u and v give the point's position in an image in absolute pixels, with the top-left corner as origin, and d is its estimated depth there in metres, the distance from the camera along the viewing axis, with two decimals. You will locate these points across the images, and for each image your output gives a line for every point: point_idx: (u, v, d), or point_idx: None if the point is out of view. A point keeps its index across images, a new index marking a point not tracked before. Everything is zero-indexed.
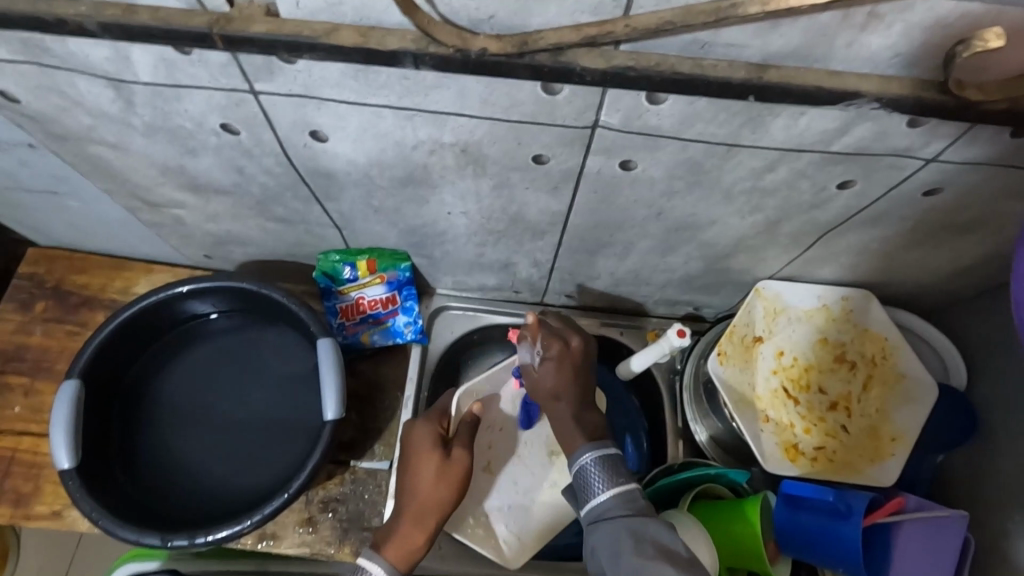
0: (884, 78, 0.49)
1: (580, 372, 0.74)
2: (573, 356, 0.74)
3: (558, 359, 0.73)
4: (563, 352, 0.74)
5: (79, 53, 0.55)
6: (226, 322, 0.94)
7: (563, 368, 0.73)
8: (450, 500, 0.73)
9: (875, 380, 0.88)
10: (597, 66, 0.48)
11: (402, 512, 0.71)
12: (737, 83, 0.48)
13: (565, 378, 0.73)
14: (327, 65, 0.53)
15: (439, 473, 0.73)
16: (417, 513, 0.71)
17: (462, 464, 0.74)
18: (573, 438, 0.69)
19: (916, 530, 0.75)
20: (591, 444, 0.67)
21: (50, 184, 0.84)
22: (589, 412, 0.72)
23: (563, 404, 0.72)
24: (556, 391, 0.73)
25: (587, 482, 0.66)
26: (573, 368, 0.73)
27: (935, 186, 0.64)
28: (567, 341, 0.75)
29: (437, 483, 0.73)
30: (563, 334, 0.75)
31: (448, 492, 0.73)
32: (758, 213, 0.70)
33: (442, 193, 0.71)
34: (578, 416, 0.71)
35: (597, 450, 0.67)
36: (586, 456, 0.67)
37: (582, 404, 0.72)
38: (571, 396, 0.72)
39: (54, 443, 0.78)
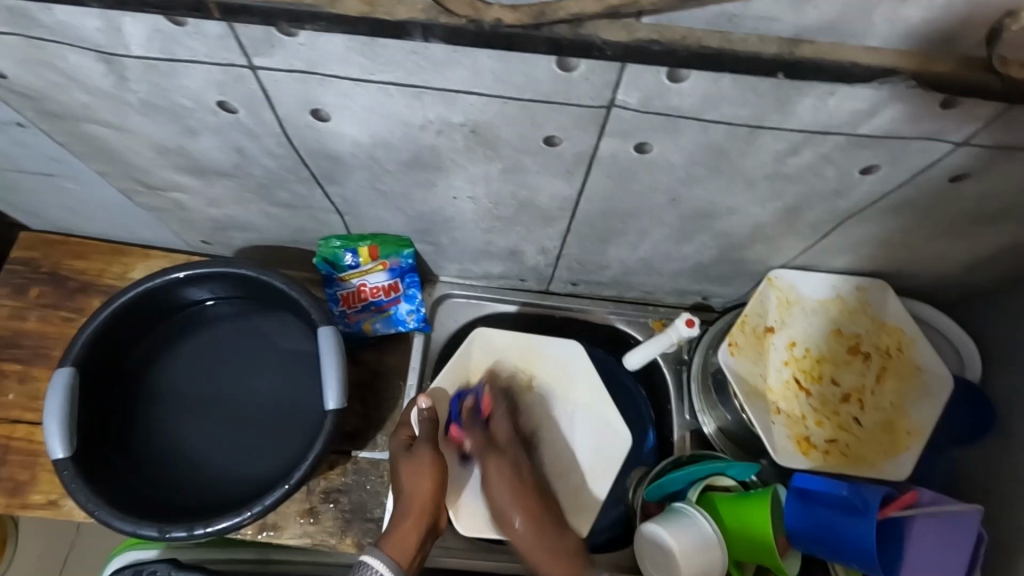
0: (922, 56, 0.47)
1: (519, 485, 0.78)
2: (504, 466, 0.79)
3: (496, 474, 0.78)
4: (488, 457, 0.80)
5: (70, 24, 0.52)
6: (225, 309, 0.91)
7: (498, 474, 0.78)
8: (435, 493, 0.76)
9: (890, 371, 0.86)
10: (620, 39, 0.46)
11: (397, 515, 0.75)
12: (768, 59, 0.46)
13: (498, 483, 0.78)
14: (331, 38, 0.50)
15: (410, 471, 0.77)
16: (408, 509, 0.75)
17: (427, 456, 0.78)
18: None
19: (931, 526, 0.73)
20: None
21: (43, 166, 0.81)
22: (566, 531, 0.78)
23: (519, 526, 0.77)
24: (497, 504, 0.78)
25: None
26: (511, 480, 0.78)
27: (963, 172, 0.61)
28: (503, 454, 0.80)
29: (418, 479, 0.77)
30: (500, 438, 0.82)
31: (432, 486, 0.76)
32: (776, 200, 0.67)
33: (449, 176, 0.68)
34: (562, 539, 0.76)
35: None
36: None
37: (559, 526, 0.78)
38: (522, 516, 0.77)
39: (48, 432, 0.76)
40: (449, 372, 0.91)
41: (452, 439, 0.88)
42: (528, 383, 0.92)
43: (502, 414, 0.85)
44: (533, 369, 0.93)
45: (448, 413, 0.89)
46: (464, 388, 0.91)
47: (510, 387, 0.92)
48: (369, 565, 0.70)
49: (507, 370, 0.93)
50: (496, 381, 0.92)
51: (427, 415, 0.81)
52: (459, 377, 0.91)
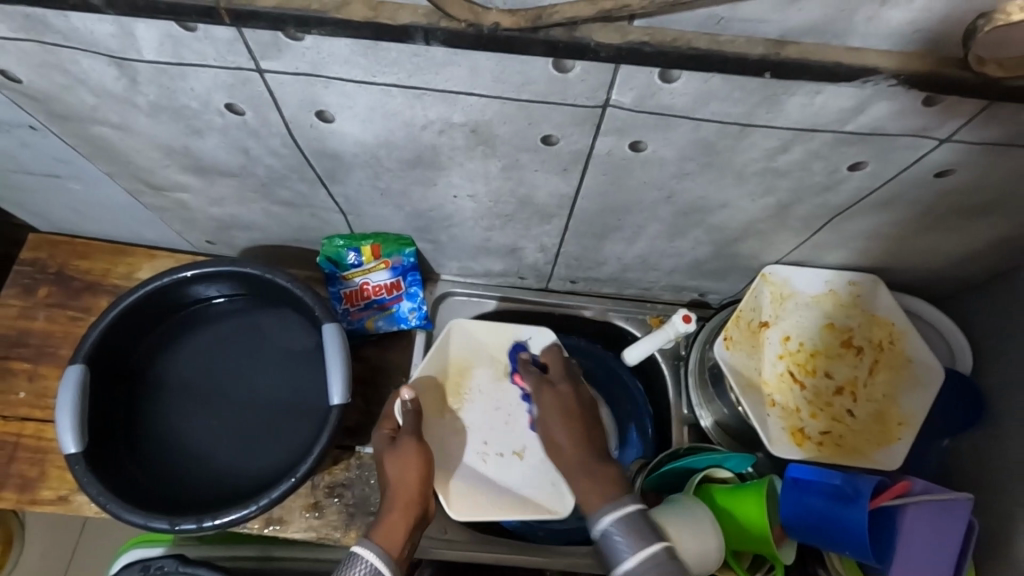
0: (904, 55, 0.49)
1: (567, 411, 0.82)
2: (559, 396, 0.84)
3: (547, 406, 0.84)
4: (541, 390, 0.85)
5: (83, 29, 0.54)
6: (230, 308, 0.93)
7: (548, 402, 0.84)
8: (422, 481, 0.77)
9: (882, 364, 0.88)
10: (613, 41, 0.47)
11: (387, 505, 0.76)
12: (755, 59, 0.48)
13: (550, 415, 0.83)
14: (336, 41, 0.52)
15: (397, 460, 0.78)
16: (396, 500, 0.76)
17: (412, 445, 0.79)
18: (593, 501, 0.74)
19: (925, 511, 0.75)
20: (608, 507, 0.72)
21: (52, 168, 0.83)
22: (606, 463, 0.77)
23: (566, 452, 0.80)
24: (547, 426, 0.83)
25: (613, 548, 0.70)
26: (560, 407, 0.83)
27: (948, 167, 0.63)
28: (557, 387, 0.85)
29: (405, 470, 0.77)
30: (555, 378, 0.87)
31: (419, 476, 0.77)
32: (769, 195, 0.69)
33: (449, 174, 0.70)
34: (598, 470, 0.76)
35: (615, 514, 0.71)
36: (605, 520, 0.71)
37: (602, 457, 0.78)
38: (568, 439, 0.80)
39: (60, 427, 0.77)
40: (432, 362, 0.92)
41: (435, 427, 0.89)
42: (506, 371, 0.94)
43: (557, 358, 0.89)
44: (510, 357, 0.94)
45: (430, 402, 0.90)
46: (444, 379, 0.92)
47: (489, 375, 0.93)
48: (361, 555, 0.71)
49: (483, 360, 0.94)
50: (475, 370, 0.93)
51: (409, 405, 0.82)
52: (439, 367, 0.93)
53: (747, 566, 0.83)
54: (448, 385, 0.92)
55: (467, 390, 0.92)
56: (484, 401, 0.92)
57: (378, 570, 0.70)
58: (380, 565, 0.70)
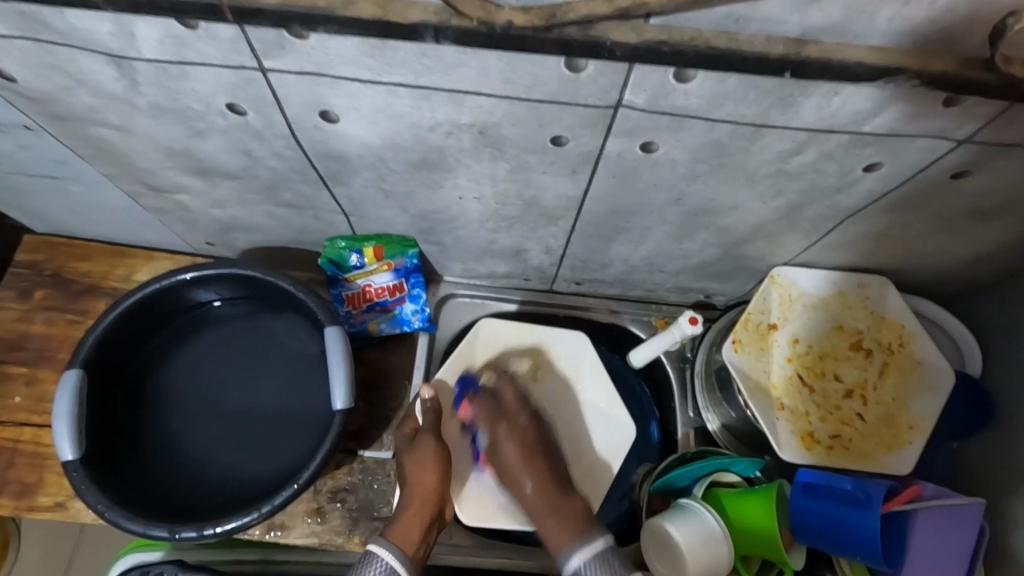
0: (926, 55, 0.47)
1: (524, 446, 0.79)
2: (518, 432, 0.80)
3: (507, 438, 0.80)
4: (497, 424, 0.81)
5: (81, 28, 0.52)
6: (231, 311, 0.92)
7: (510, 435, 0.80)
8: (437, 481, 0.78)
9: (891, 367, 0.87)
10: (629, 41, 0.46)
11: (401, 506, 0.76)
12: (774, 59, 0.47)
13: (509, 449, 0.79)
14: (342, 41, 0.50)
15: (416, 460, 0.79)
16: (415, 499, 0.76)
17: (430, 445, 0.79)
18: (560, 542, 0.71)
19: (935, 515, 0.74)
20: (578, 545, 0.70)
21: (49, 169, 0.81)
22: (570, 500, 0.76)
23: (530, 491, 0.77)
24: (507, 460, 0.79)
25: None
26: (521, 441, 0.79)
27: (965, 168, 0.62)
28: (514, 420, 0.81)
29: (422, 469, 0.78)
30: (512, 410, 0.83)
31: (436, 476, 0.78)
32: (780, 198, 0.68)
33: (455, 176, 0.69)
34: (564, 507, 0.75)
35: (586, 552, 0.69)
36: (574, 561, 0.69)
37: (563, 495, 0.76)
38: (529, 478, 0.77)
39: (57, 434, 0.76)
40: (453, 365, 0.91)
41: (455, 429, 0.88)
42: (533, 374, 0.92)
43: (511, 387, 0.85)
44: (539, 359, 0.93)
45: (452, 403, 0.89)
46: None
47: (514, 378, 0.92)
48: (376, 554, 0.69)
49: (509, 362, 0.93)
50: (501, 372, 0.92)
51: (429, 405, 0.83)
52: (464, 368, 0.91)
53: (756, 571, 0.82)
54: None
55: None
56: None
57: (396, 571, 0.69)
58: (396, 565, 0.69)
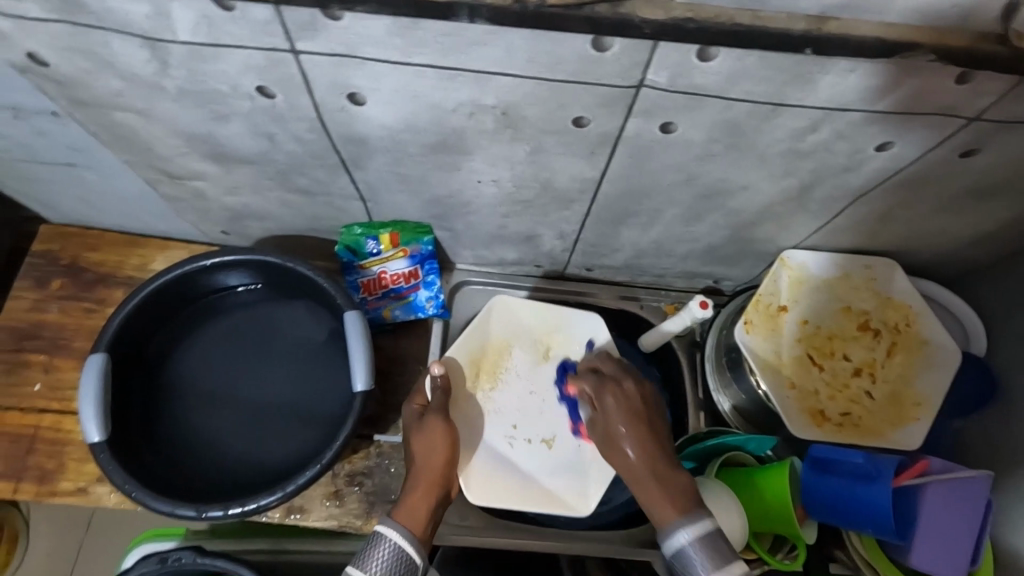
0: (939, 32, 0.50)
1: (631, 409, 0.75)
2: (620, 395, 0.76)
3: (608, 402, 0.76)
4: (603, 391, 0.78)
5: (119, 10, 0.54)
6: (252, 297, 0.93)
7: (609, 402, 0.76)
8: (445, 462, 0.77)
9: (899, 346, 0.89)
10: (655, 18, 0.48)
11: (409, 488, 0.75)
12: (795, 35, 0.49)
13: (611, 412, 0.75)
14: (374, 21, 0.52)
15: (423, 438, 0.78)
16: (424, 477, 0.76)
17: (438, 424, 0.79)
18: (665, 512, 0.66)
19: (943, 489, 0.76)
20: (684, 519, 0.65)
21: (69, 157, 0.82)
22: (678, 469, 0.70)
23: (631, 456, 0.71)
24: (610, 426, 0.74)
25: (686, 564, 0.63)
26: (627, 408, 0.75)
27: (972, 146, 0.64)
28: (621, 386, 0.78)
29: (428, 447, 0.78)
30: (617, 377, 0.80)
31: (444, 454, 0.77)
32: (793, 178, 0.70)
33: (474, 159, 0.71)
34: (670, 472, 0.69)
35: (693, 529, 0.64)
36: (682, 535, 0.64)
37: (673, 460, 0.71)
38: (632, 442, 0.72)
39: (83, 417, 0.77)
40: (467, 342, 0.92)
41: (463, 408, 0.90)
42: (545, 354, 0.95)
43: (608, 360, 0.84)
44: (552, 341, 0.95)
45: (462, 381, 0.91)
46: (479, 357, 0.93)
47: (526, 357, 0.94)
48: (384, 534, 0.69)
49: (522, 340, 0.95)
50: (514, 350, 0.94)
51: (438, 383, 0.84)
52: (478, 346, 0.93)
53: (770, 547, 0.84)
54: (483, 365, 0.93)
55: (505, 369, 0.93)
56: (519, 383, 0.93)
57: (405, 551, 0.69)
58: (404, 546, 0.69)
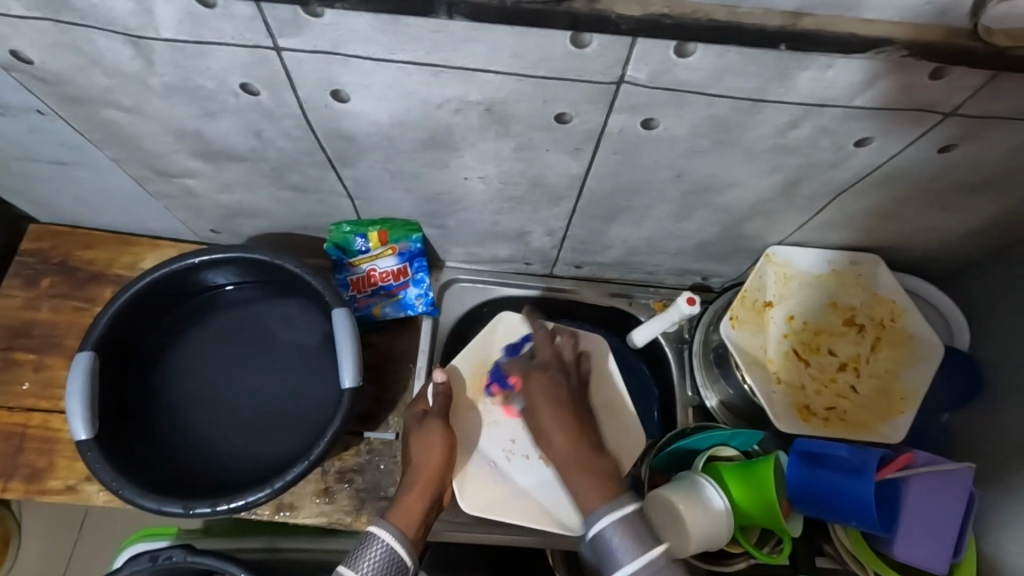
0: (915, 27, 0.50)
1: (558, 399, 0.80)
2: (546, 381, 0.81)
3: (540, 391, 0.81)
4: (531, 376, 0.83)
5: (101, 7, 0.54)
6: (242, 295, 0.93)
7: (541, 390, 0.81)
8: (442, 464, 0.78)
9: (884, 341, 0.90)
10: (634, 13, 0.49)
11: (404, 487, 0.76)
12: (772, 31, 0.49)
13: (542, 404, 0.79)
14: (356, 17, 0.52)
15: (425, 441, 0.80)
16: (420, 480, 0.77)
17: (438, 429, 0.81)
18: (589, 499, 0.71)
19: (925, 483, 0.77)
20: (607, 506, 0.69)
21: (57, 155, 0.82)
22: (602, 458, 0.75)
23: (558, 442, 0.77)
24: (536, 415, 0.80)
25: (607, 551, 0.67)
26: (553, 394, 0.80)
27: (952, 142, 0.65)
28: (549, 373, 0.83)
29: (428, 450, 0.79)
30: (545, 363, 0.85)
31: (442, 458, 0.79)
32: (777, 173, 0.71)
33: (461, 155, 0.71)
34: (596, 461, 0.74)
35: (610, 516, 0.68)
36: (602, 521, 0.68)
37: (595, 450, 0.76)
38: (560, 432, 0.77)
39: (71, 414, 0.77)
40: (471, 354, 0.93)
41: (464, 417, 0.90)
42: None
43: (539, 340, 0.88)
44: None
45: (466, 391, 0.92)
46: (483, 370, 0.93)
47: None
48: (376, 535, 0.70)
49: None
50: None
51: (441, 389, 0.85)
52: (481, 358, 0.94)
53: (755, 541, 0.85)
54: (485, 377, 0.93)
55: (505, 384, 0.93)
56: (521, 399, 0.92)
57: (397, 553, 0.69)
58: (397, 547, 0.69)
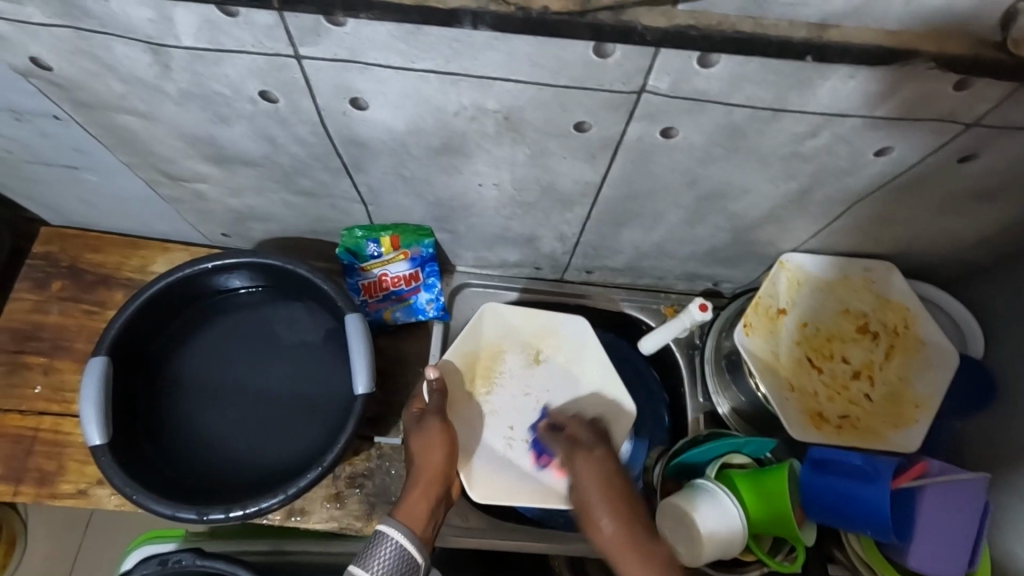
0: (939, 38, 0.50)
1: (607, 477, 0.76)
2: (595, 462, 0.79)
3: (586, 471, 0.78)
4: (578, 458, 0.80)
5: (121, 14, 0.54)
6: (252, 299, 0.93)
7: (587, 470, 0.78)
8: (444, 463, 0.78)
9: (897, 348, 0.90)
10: (658, 24, 0.49)
11: (407, 487, 0.76)
12: (797, 42, 0.49)
13: (590, 483, 0.76)
14: (378, 26, 0.52)
15: (425, 440, 0.80)
16: (424, 480, 0.76)
17: (437, 428, 0.80)
18: None
19: (939, 492, 0.77)
20: None
21: (70, 159, 0.82)
22: (655, 541, 0.71)
23: (608, 526, 0.72)
24: (586, 497, 0.76)
25: None
26: (602, 477, 0.76)
27: (970, 151, 0.65)
28: (593, 453, 0.80)
29: (429, 448, 0.79)
30: (589, 444, 0.82)
31: (443, 455, 0.79)
32: (793, 181, 0.70)
33: (476, 162, 0.71)
34: (647, 542, 0.70)
35: None
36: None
37: (648, 532, 0.71)
38: (609, 513, 0.73)
39: (85, 419, 0.77)
40: (462, 348, 0.93)
41: (458, 409, 0.90)
42: (536, 358, 0.95)
43: (579, 423, 0.87)
44: (542, 344, 0.96)
45: (458, 384, 0.92)
46: (474, 362, 0.94)
47: (518, 360, 0.95)
48: (386, 534, 0.69)
49: (514, 344, 0.95)
50: (506, 353, 0.95)
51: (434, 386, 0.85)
52: (471, 352, 0.94)
53: (769, 549, 0.84)
54: (477, 369, 0.93)
55: (498, 373, 0.94)
56: (513, 385, 0.93)
57: (407, 551, 0.69)
58: (407, 545, 0.69)
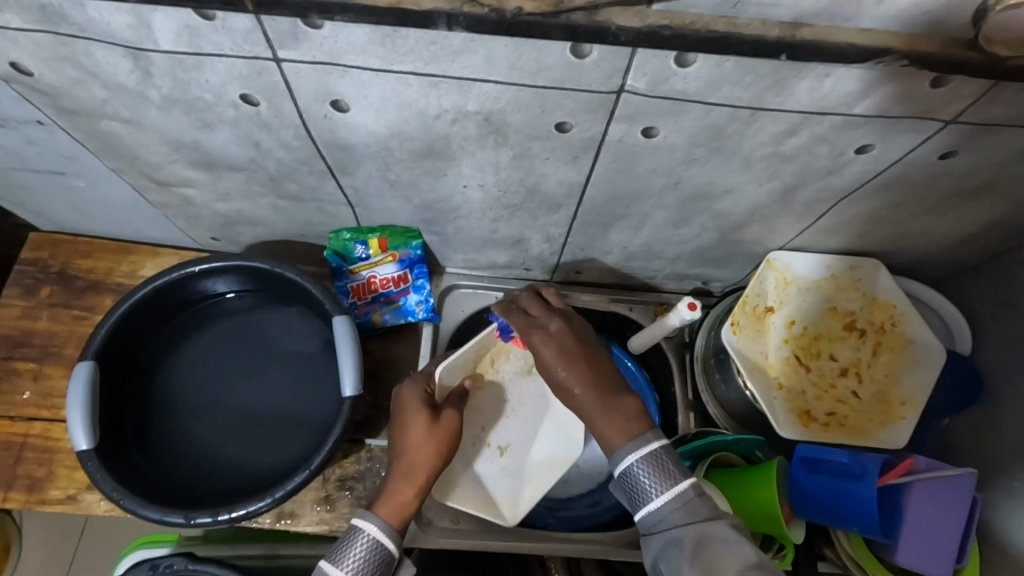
0: (909, 37, 0.51)
1: (568, 349, 0.72)
2: (552, 335, 0.73)
3: (543, 347, 0.73)
4: (531, 334, 0.74)
5: (101, 21, 0.54)
6: (240, 304, 0.93)
7: (542, 346, 0.73)
8: (434, 463, 0.73)
9: (884, 346, 0.90)
10: (633, 25, 0.49)
11: (393, 475, 0.72)
12: (770, 42, 0.50)
13: (549, 356, 0.72)
14: (355, 30, 0.52)
15: (428, 433, 0.74)
16: (406, 471, 0.72)
17: (450, 425, 0.75)
18: (611, 437, 0.67)
19: (928, 488, 0.77)
20: (630, 445, 0.65)
21: (56, 165, 0.83)
22: (619, 398, 0.69)
23: (576, 393, 0.70)
24: (549, 372, 0.72)
25: (637, 486, 0.64)
26: (560, 351, 0.72)
27: (951, 149, 0.65)
28: (548, 328, 0.74)
29: (422, 445, 0.73)
30: (542, 318, 0.75)
31: (437, 452, 0.73)
32: (775, 180, 0.71)
33: (460, 165, 0.71)
34: (609, 407, 0.68)
35: (637, 451, 0.64)
36: (629, 459, 0.64)
37: (610, 393, 0.69)
38: (577, 380, 0.70)
39: (71, 424, 0.77)
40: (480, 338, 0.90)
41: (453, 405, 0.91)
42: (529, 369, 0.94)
43: (526, 296, 0.79)
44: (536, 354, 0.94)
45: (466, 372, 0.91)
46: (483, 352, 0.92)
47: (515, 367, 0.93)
48: (361, 528, 0.67)
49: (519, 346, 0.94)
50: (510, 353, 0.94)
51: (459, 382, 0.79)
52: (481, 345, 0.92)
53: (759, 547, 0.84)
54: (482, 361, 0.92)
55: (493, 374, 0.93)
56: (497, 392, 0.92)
57: (381, 544, 0.66)
58: (381, 539, 0.66)
